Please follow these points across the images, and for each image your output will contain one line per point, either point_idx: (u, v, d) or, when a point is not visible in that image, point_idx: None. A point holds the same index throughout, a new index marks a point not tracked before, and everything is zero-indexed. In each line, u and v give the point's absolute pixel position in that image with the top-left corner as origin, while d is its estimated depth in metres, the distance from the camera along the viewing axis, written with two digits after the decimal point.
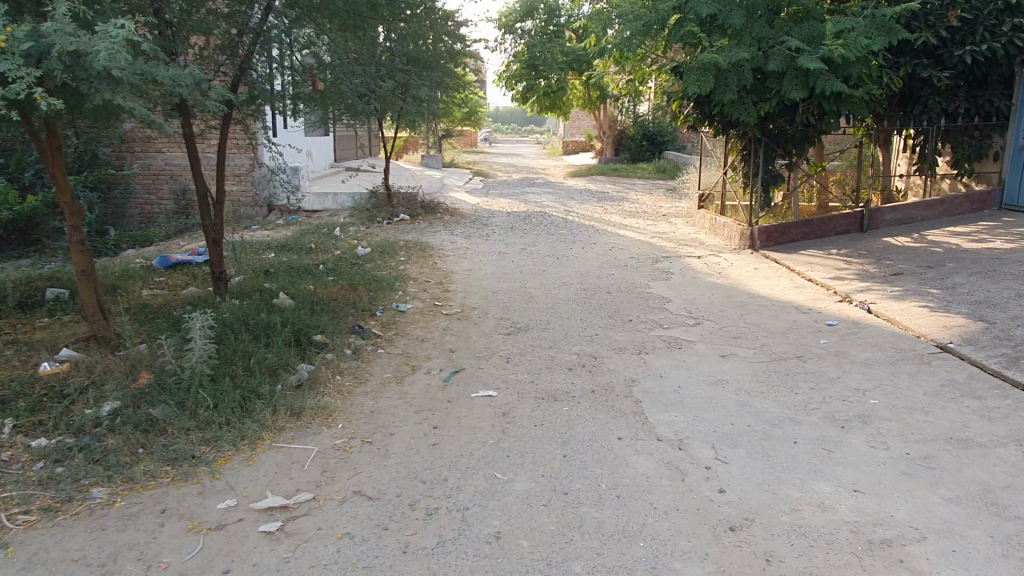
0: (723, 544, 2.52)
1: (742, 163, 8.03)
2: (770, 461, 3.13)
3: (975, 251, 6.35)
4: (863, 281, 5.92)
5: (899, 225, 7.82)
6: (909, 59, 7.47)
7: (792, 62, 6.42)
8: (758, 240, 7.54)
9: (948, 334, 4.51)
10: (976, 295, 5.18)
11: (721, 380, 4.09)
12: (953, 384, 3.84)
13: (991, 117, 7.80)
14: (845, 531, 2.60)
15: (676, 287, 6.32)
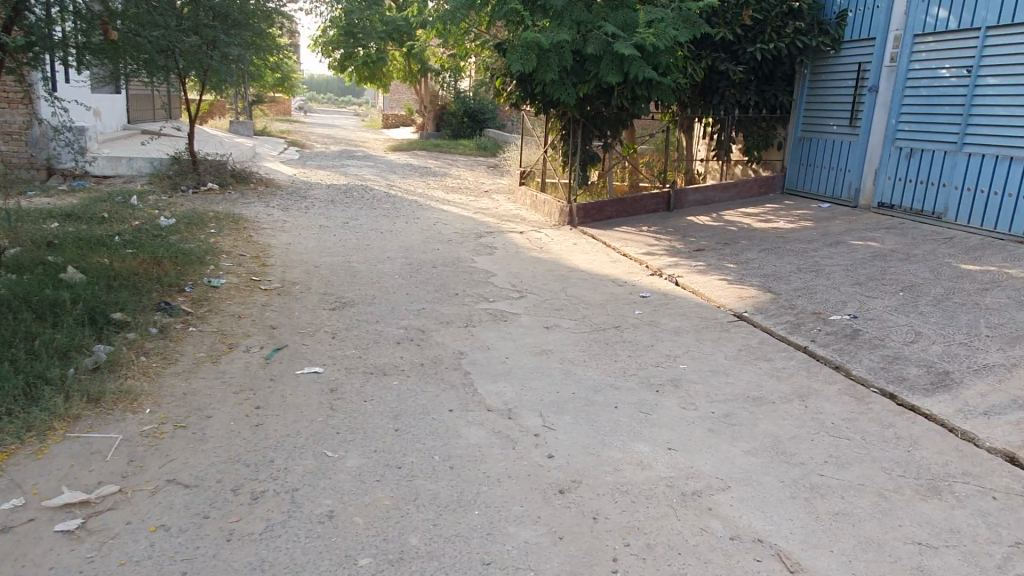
0: (554, 506, 2.62)
1: (562, 143, 8.33)
2: (594, 426, 3.29)
3: (763, 229, 7.09)
4: (670, 256, 6.38)
5: (699, 205, 8.52)
6: (709, 53, 8.17)
7: (609, 47, 6.68)
8: (576, 217, 7.92)
9: (744, 304, 4.99)
10: (765, 269, 5.78)
11: (546, 350, 4.23)
12: (748, 348, 4.26)
13: (776, 110, 8.71)
14: (661, 486, 2.80)
15: (500, 262, 6.44)
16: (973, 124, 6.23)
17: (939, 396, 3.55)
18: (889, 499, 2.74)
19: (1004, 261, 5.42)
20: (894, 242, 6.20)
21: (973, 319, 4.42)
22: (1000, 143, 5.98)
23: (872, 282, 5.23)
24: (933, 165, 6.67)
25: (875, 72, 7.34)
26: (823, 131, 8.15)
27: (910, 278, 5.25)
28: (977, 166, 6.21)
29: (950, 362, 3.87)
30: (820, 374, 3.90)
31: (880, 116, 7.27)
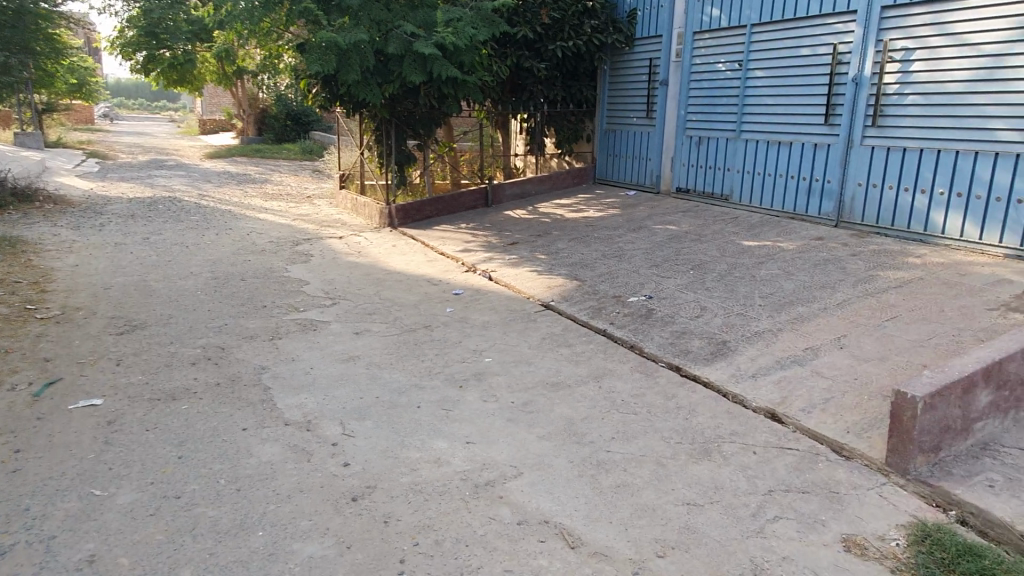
0: (344, 516, 2.58)
1: (375, 144, 8.24)
2: (394, 428, 3.28)
3: (574, 219, 7.39)
4: (485, 252, 6.50)
5: (516, 199, 8.74)
6: (513, 50, 8.39)
7: (410, 46, 6.70)
8: (396, 218, 7.88)
9: (551, 293, 5.19)
10: (573, 258, 6.04)
11: (353, 356, 4.18)
12: (552, 336, 4.43)
13: (582, 105, 9.10)
14: (456, 480, 2.85)
15: (315, 269, 6.27)
16: (747, 113, 6.85)
17: (717, 364, 3.87)
18: (665, 466, 2.96)
19: (778, 236, 6.00)
20: (688, 224, 6.68)
21: (749, 290, 4.86)
22: (770, 129, 6.62)
23: (666, 263, 5.61)
24: (718, 151, 7.26)
25: (664, 66, 7.86)
26: (626, 123, 8.63)
27: (700, 256, 5.68)
28: (754, 150, 6.84)
29: (728, 332, 4.23)
30: (614, 354, 4.13)
31: (671, 107, 7.82)
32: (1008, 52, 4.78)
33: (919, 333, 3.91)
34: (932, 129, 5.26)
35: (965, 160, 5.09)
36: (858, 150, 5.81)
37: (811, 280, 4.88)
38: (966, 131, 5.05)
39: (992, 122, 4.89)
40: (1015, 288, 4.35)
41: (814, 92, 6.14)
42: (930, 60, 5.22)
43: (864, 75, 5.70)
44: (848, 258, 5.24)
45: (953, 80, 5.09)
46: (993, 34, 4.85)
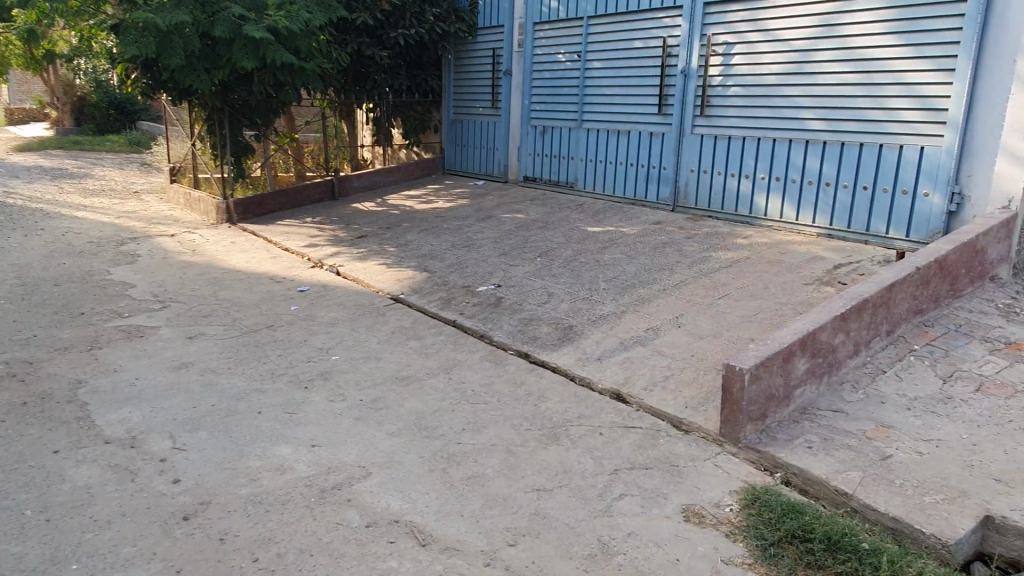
0: (174, 537, 2.38)
1: (207, 134, 7.70)
2: (231, 437, 3.07)
3: (424, 211, 7.30)
4: (332, 246, 6.27)
5: (364, 190, 8.51)
6: (354, 37, 8.13)
7: (239, 30, 6.33)
8: (235, 213, 7.43)
9: (400, 286, 5.08)
10: (423, 249, 5.95)
11: (186, 363, 3.87)
12: (402, 330, 4.34)
13: (428, 95, 9.02)
14: (299, 487, 2.70)
15: (142, 270, 5.78)
16: (588, 104, 7.06)
17: (564, 348, 3.95)
18: (515, 453, 2.97)
19: (620, 221, 6.23)
20: (535, 212, 6.79)
21: (594, 275, 4.99)
22: (609, 119, 6.85)
23: (515, 252, 5.66)
24: (561, 140, 7.42)
25: (507, 56, 7.93)
26: (472, 113, 8.64)
27: (548, 244, 5.78)
28: (595, 139, 7.05)
29: (574, 317, 4.33)
30: (464, 345, 4.11)
31: (515, 97, 7.91)
32: (814, 47, 5.20)
33: (746, 309, 4.19)
34: (753, 118, 5.64)
35: (781, 147, 5.50)
36: (689, 138, 6.13)
37: (651, 263, 5.10)
38: (781, 120, 5.47)
39: (803, 111, 5.32)
40: (827, 264, 4.76)
41: (647, 83, 6.41)
42: (748, 55, 5.60)
43: (691, 68, 6.03)
44: (684, 240, 5.53)
45: (769, 72, 5.49)
46: (801, 31, 5.26)
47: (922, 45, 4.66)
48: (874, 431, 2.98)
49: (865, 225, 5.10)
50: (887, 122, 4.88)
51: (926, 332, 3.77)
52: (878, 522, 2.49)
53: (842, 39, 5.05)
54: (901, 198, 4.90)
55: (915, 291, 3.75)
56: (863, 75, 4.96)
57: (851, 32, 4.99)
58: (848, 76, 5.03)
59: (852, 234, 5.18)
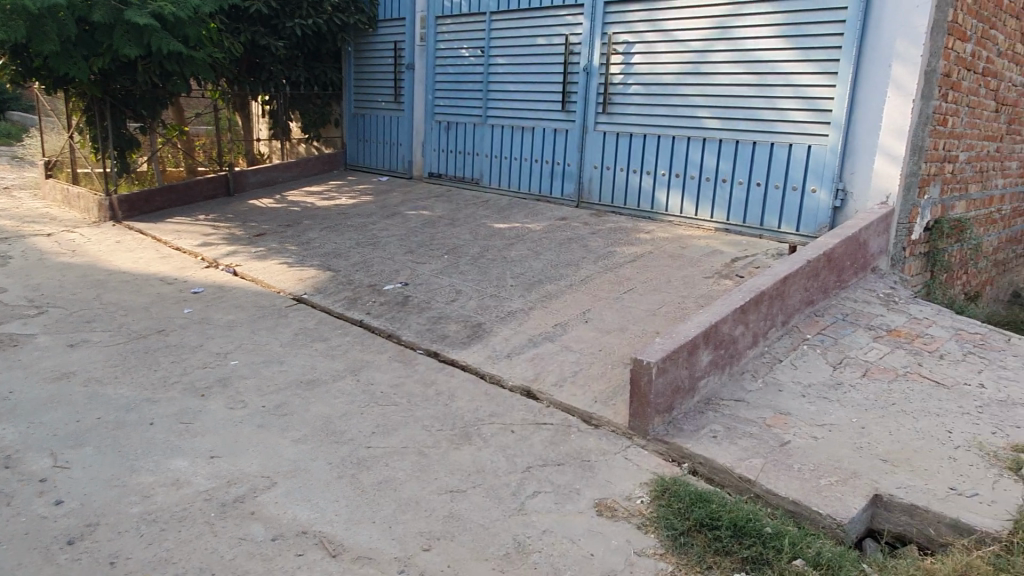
0: (58, 564, 2.19)
1: (86, 127, 7.17)
2: (121, 452, 2.87)
3: (326, 207, 7.09)
4: (228, 245, 5.99)
5: (262, 186, 8.19)
6: (247, 26, 7.77)
7: (120, 15, 5.93)
8: (120, 210, 6.98)
9: (303, 286, 4.91)
10: (325, 247, 5.77)
11: (67, 373, 3.59)
12: (305, 331, 4.19)
13: (328, 87, 8.78)
14: (198, 502, 2.55)
15: (15, 273, 5.32)
16: (492, 99, 7.04)
17: (473, 346, 3.92)
18: (427, 455, 2.91)
19: (526, 217, 6.25)
20: (441, 209, 6.72)
21: (502, 272, 4.99)
22: (514, 115, 6.86)
23: (421, 249, 5.58)
24: (466, 136, 7.38)
25: (409, 50, 7.81)
26: (374, 107, 8.46)
27: (455, 240, 5.73)
28: (500, 135, 7.04)
29: (483, 314, 4.30)
30: (371, 345, 4.01)
31: (418, 92, 7.79)
32: (709, 49, 5.38)
33: (650, 303, 4.29)
34: (653, 116, 5.79)
35: (680, 145, 5.66)
36: (592, 135, 6.22)
37: (557, 259, 5.14)
38: (680, 119, 5.63)
39: (700, 110, 5.50)
40: (724, 257, 4.94)
41: (551, 80, 6.46)
42: (648, 54, 5.73)
43: (593, 65, 6.12)
44: (588, 236, 5.61)
45: (667, 72, 5.64)
46: (697, 32, 5.43)
47: (808, 49, 4.90)
48: (773, 419, 3.11)
49: (759, 220, 5.33)
50: (777, 121, 5.12)
51: (817, 321, 3.98)
52: (779, 506, 2.60)
53: (735, 41, 5.24)
54: (790, 195, 5.15)
55: (806, 283, 3.94)
56: (755, 76, 5.17)
57: (743, 34, 5.19)
58: (741, 77, 5.24)
59: (747, 228, 5.40)
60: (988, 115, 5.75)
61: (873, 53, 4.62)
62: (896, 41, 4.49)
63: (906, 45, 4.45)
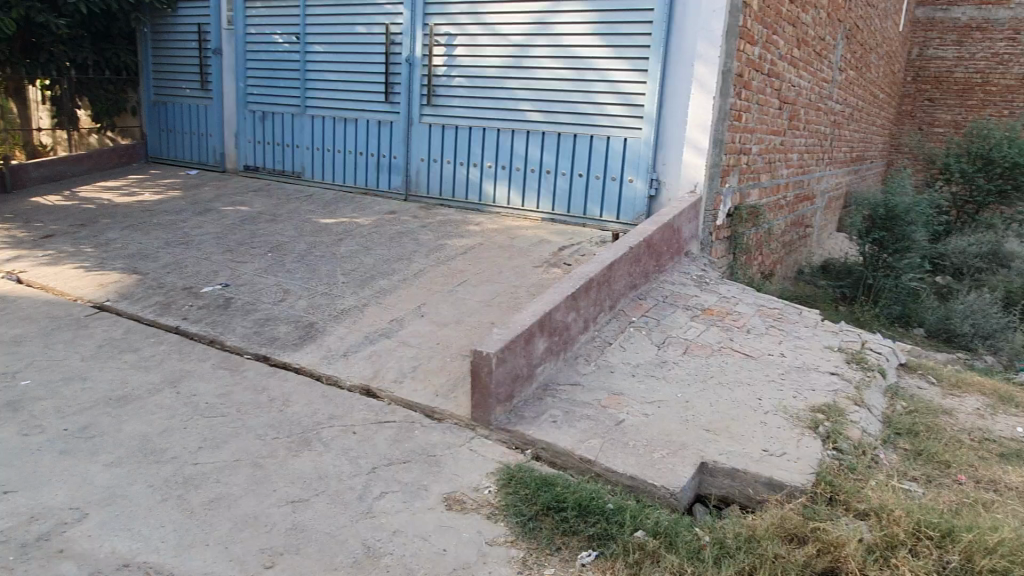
0: None
1: None
2: None
3: (127, 204, 6.44)
4: (9, 248, 5.26)
5: (46, 182, 7.23)
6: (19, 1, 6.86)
7: None
8: None
9: (104, 292, 4.42)
10: (130, 248, 5.25)
11: None
12: (112, 342, 3.78)
13: (121, 73, 7.98)
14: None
15: None
16: (310, 89, 6.75)
17: (306, 348, 3.74)
18: (263, 466, 2.74)
19: (352, 211, 6.07)
20: (261, 204, 6.35)
21: (331, 268, 4.81)
22: (335, 106, 6.63)
23: (241, 247, 5.23)
24: (284, 127, 7.02)
25: (216, 34, 7.28)
26: (177, 95, 7.80)
27: (278, 237, 5.44)
28: (320, 127, 6.78)
29: (314, 313, 4.12)
30: (191, 353, 3.70)
31: (228, 79, 7.30)
32: (529, 43, 5.51)
33: (484, 294, 4.33)
34: (477, 109, 5.84)
35: (505, 137, 5.76)
36: (417, 127, 6.16)
37: (388, 253, 5.04)
38: (503, 112, 5.72)
39: (522, 103, 5.63)
40: (552, 247, 5.11)
41: (372, 70, 6.30)
42: (470, 47, 5.75)
43: (415, 56, 6.04)
44: (419, 229, 5.55)
45: (489, 65, 5.70)
46: (517, 26, 5.53)
47: (621, 47, 5.17)
48: (608, 399, 3.26)
49: (582, 209, 5.57)
50: (596, 115, 5.36)
51: (641, 304, 4.23)
52: (618, 482, 2.73)
53: (553, 37, 5.40)
54: (610, 184, 5.42)
55: (629, 269, 4.17)
56: (573, 71, 5.37)
57: (561, 31, 5.36)
58: (560, 72, 5.42)
59: (571, 218, 5.62)
60: (774, 112, 6.39)
61: (677, 53, 4.97)
62: (697, 42, 4.87)
63: (705, 46, 4.83)
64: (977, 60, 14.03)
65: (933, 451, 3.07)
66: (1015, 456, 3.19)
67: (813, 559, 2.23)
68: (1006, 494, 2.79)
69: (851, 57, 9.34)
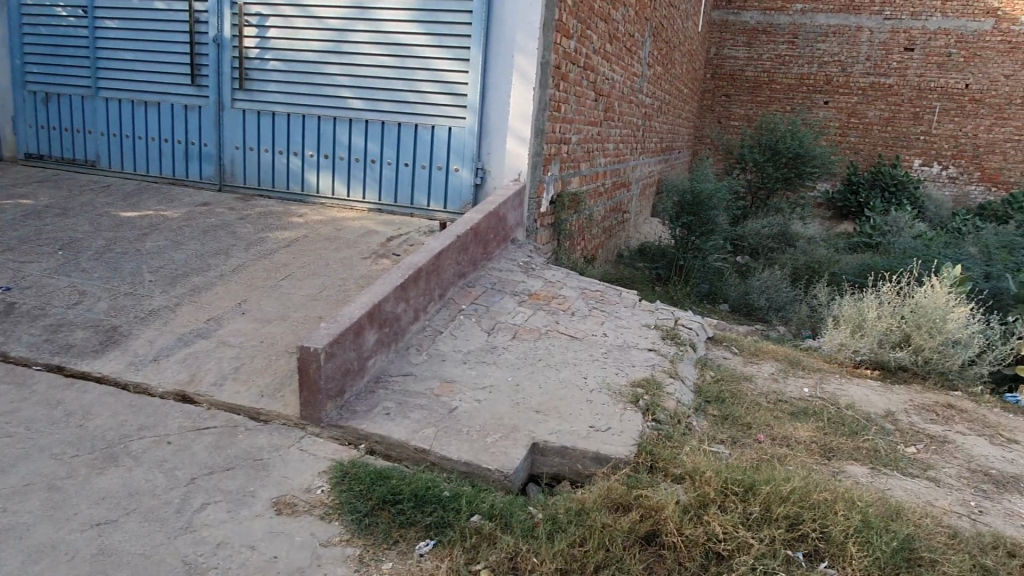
0: None
1: None
2: None
3: None
4: None
5: None
6: None
7: None
8: None
9: None
10: None
11: None
12: None
13: None
14: None
15: None
16: (102, 68, 6.12)
17: (109, 354, 3.40)
18: (61, 489, 2.46)
19: (159, 204, 5.60)
20: (48, 196, 5.68)
21: (136, 266, 4.40)
22: (133, 88, 6.06)
23: (26, 245, 4.65)
24: (73, 110, 6.32)
25: None
26: None
27: (71, 233, 4.89)
28: (117, 111, 6.17)
29: (117, 316, 3.76)
30: None
31: None
32: (347, 28, 5.35)
33: (310, 287, 4.17)
34: (295, 94, 5.58)
35: (326, 125, 5.57)
36: (230, 113, 5.79)
37: (202, 248, 4.70)
38: (323, 98, 5.52)
39: (342, 90, 5.46)
40: (379, 237, 5.02)
41: (175, 50, 5.82)
42: (284, 29, 5.48)
43: (223, 36, 5.66)
44: (236, 222, 5.23)
45: (306, 49, 5.47)
46: (334, 10, 5.35)
47: (441, 35, 5.15)
48: (440, 388, 3.26)
49: (408, 199, 5.53)
50: (419, 103, 5.32)
51: (470, 292, 4.27)
52: (453, 470, 2.75)
53: (372, 23, 5.28)
54: (436, 173, 5.42)
55: (458, 258, 4.20)
56: (395, 59, 5.29)
57: (380, 16, 5.25)
58: (381, 58, 5.31)
59: (398, 207, 5.56)
60: (590, 104, 6.69)
61: (498, 43, 5.05)
62: (517, 33, 4.98)
63: (524, 39, 4.97)
64: (764, 60, 15.54)
65: (737, 414, 3.38)
66: (803, 413, 3.59)
67: (637, 524, 2.37)
68: (797, 448, 3.14)
69: (657, 53, 9.98)
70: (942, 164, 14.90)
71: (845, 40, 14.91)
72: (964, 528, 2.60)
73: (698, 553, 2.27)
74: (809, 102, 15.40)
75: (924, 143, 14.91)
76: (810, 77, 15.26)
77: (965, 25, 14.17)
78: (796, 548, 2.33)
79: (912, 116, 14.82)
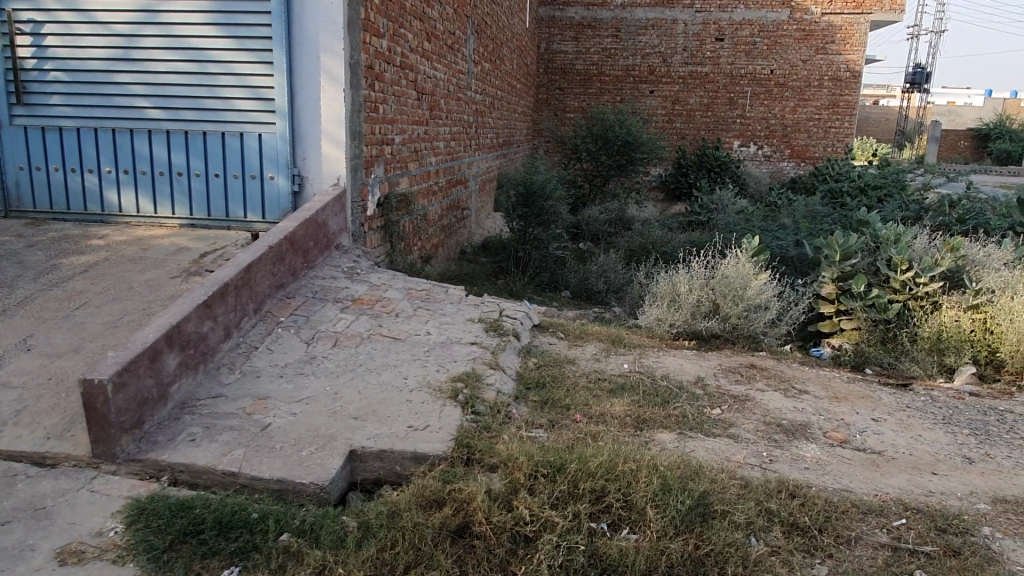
0: None
1: None
2: None
3: None
4: None
5: None
6: None
7: None
8: None
9: None
10: None
11: None
12: None
13: None
14: None
15: None
16: None
17: None
18: None
19: None
20: None
21: None
22: None
23: None
24: None
25: None
26: None
27: None
28: None
29: None
30: None
31: None
32: (138, 33, 4.99)
33: (110, 314, 3.87)
34: (84, 107, 5.14)
35: (124, 138, 5.17)
36: (8, 131, 5.20)
37: None
38: (117, 110, 5.13)
39: (138, 101, 5.10)
40: (191, 254, 4.74)
41: None
42: (63, 36, 5.01)
43: None
44: (24, 249, 4.75)
45: (92, 57, 5.04)
46: (120, 14, 4.98)
47: (241, 38, 4.94)
48: (252, 406, 3.13)
49: (223, 211, 5.27)
50: (225, 110, 5.08)
51: (288, 303, 4.12)
52: (264, 489, 2.64)
53: (164, 27, 4.96)
54: (250, 183, 5.20)
55: (272, 268, 4.04)
56: (194, 64, 5.01)
57: (172, 19, 4.95)
58: (178, 65, 5.01)
59: (212, 220, 5.28)
60: (412, 102, 6.66)
61: (302, 44, 4.92)
62: (320, 33, 4.87)
63: (329, 40, 4.87)
64: (592, 54, 16.14)
65: (557, 398, 3.49)
66: (622, 389, 3.76)
67: (448, 519, 2.39)
68: (611, 423, 3.29)
69: (483, 50, 10.09)
70: (757, 144, 16.17)
71: (663, 32, 15.78)
72: (754, 478, 2.82)
73: (506, 538, 2.32)
74: (637, 92, 16.19)
75: (740, 125, 16.10)
76: (635, 68, 16.04)
77: (765, 16, 15.41)
78: (601, 519, 2.44)
79: (727, 101, 15.96)
